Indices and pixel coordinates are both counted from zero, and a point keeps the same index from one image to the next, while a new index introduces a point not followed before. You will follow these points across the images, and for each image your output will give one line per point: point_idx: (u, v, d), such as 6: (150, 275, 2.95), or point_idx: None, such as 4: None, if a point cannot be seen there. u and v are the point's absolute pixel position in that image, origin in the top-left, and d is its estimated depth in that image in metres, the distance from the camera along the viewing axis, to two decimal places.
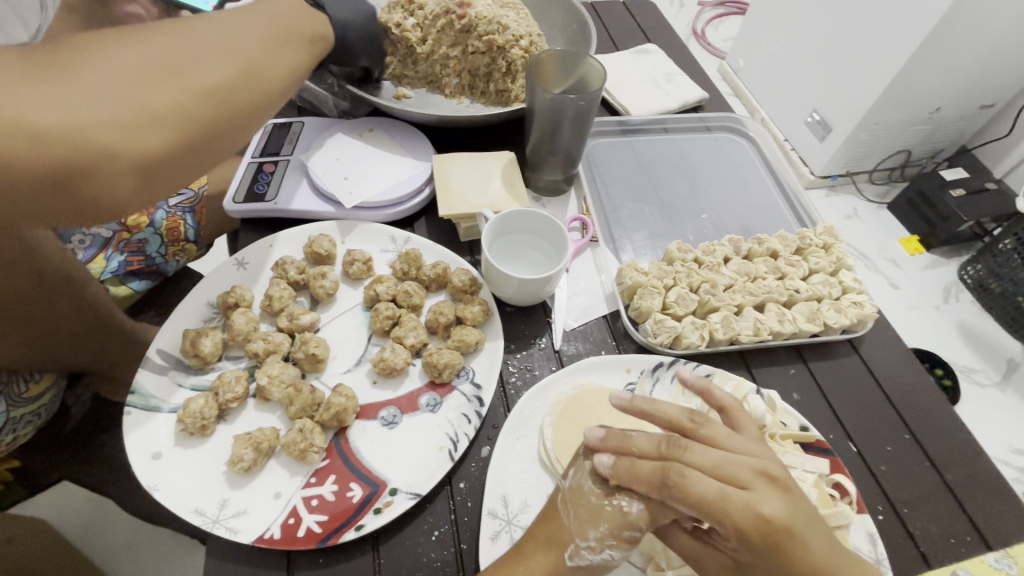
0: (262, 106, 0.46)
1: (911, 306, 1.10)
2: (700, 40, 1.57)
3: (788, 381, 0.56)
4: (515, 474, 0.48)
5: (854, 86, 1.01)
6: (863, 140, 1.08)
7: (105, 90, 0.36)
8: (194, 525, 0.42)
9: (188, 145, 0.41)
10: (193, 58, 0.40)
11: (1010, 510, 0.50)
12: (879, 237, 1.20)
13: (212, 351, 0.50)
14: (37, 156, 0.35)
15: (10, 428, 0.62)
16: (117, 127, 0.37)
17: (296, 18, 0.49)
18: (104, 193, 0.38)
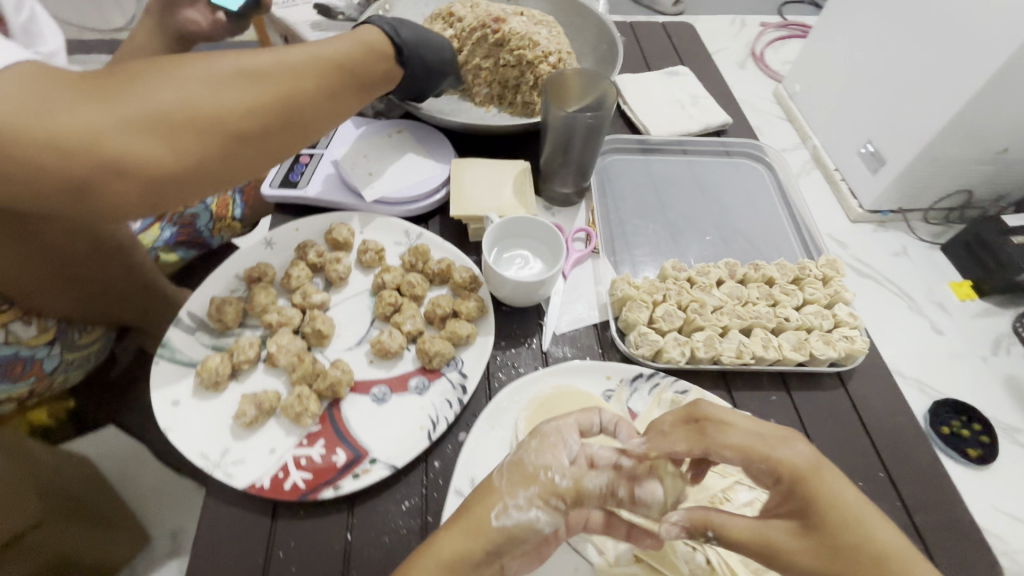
0: (284, 141, 0.50)
1: (956, 355, 0.94)
2: (758, 62, 1.55)
3: (768, 407, 0.57)
4: (485, 460, 0.51)
5: (911, 117, 0.94)
6: (921, 174, 0.98)
7: (137, 119, 0.41)
8: (197, 466, 0.48)
9: (203, 172, 0.45)
10: (229, 96, 0.45)
11: (978, 561, 0.49)
12: (929, 278, 1.04)
13: (233, 318, 0.56)
14: (64, 166, 0.40)
15: (61, 370, 0.71)
16: (138, 149, 0.41)
17: (343, 63, 0.53)
18: (118, 204, 0.43)
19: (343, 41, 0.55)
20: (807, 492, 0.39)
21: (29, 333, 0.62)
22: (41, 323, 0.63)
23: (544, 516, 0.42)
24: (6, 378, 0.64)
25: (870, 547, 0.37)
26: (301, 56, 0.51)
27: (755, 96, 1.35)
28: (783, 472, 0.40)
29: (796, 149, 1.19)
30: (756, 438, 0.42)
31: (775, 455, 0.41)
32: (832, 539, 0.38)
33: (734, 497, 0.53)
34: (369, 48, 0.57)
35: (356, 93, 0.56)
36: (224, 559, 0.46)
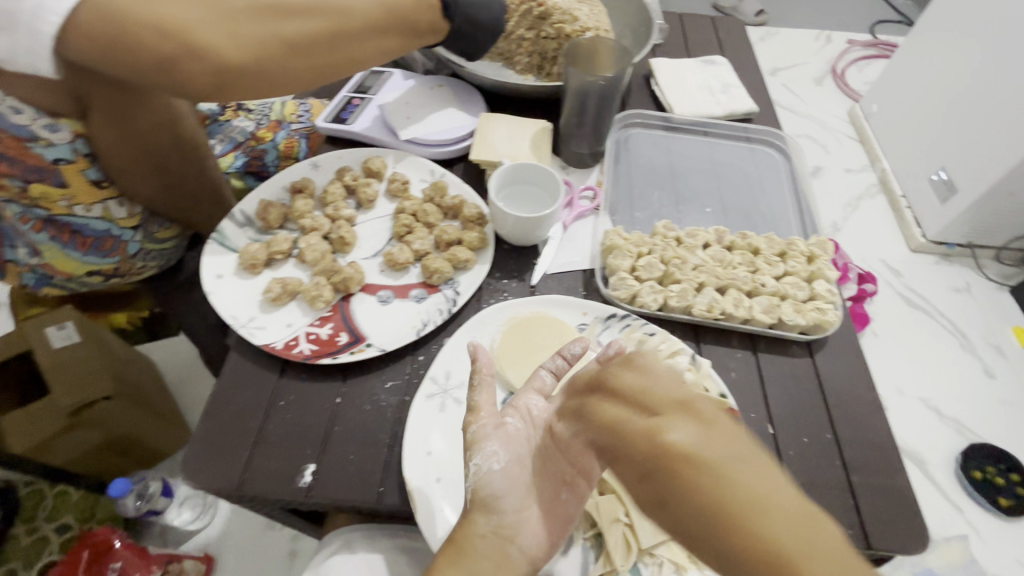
0: (331, 61, 0.60)
1: (1004, 400, 1.07)
2: (837, 78, 1.52)
3: (731, 362, 0.61)
4: (462, 360, 0.59)
5: (991, 145, 0.98)
6: (990, 207, 1.04)
7: (216, 20, 0.54)
8: (228, 324, 0.59)
9: (258, 71, 0.57)
10: (290, 15, 0.57)
11: (906, 527, 0.51)
12: (988, 319, 1.16)
13: (276, 218, 0.67)
14: (158, 44, 0.52)
15: (142, 258, 0.85)
16: (212, 42, 0.53)
17: (398, 10, 0.63)
18: (192, 83, 0.55)
19: None
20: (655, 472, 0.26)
21: (120, 213, 0.78)
22: (132, 208, 0.79)
23: (485, 462, 0.45)
24: (99, 251, 0.80)
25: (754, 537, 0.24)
26: None
27: (827, 113, 1.43)
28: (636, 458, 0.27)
29: (862, 171, 1.29)
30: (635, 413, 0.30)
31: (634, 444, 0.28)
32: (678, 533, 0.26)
33: None
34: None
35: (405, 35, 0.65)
36: (236, 398, 0.55)
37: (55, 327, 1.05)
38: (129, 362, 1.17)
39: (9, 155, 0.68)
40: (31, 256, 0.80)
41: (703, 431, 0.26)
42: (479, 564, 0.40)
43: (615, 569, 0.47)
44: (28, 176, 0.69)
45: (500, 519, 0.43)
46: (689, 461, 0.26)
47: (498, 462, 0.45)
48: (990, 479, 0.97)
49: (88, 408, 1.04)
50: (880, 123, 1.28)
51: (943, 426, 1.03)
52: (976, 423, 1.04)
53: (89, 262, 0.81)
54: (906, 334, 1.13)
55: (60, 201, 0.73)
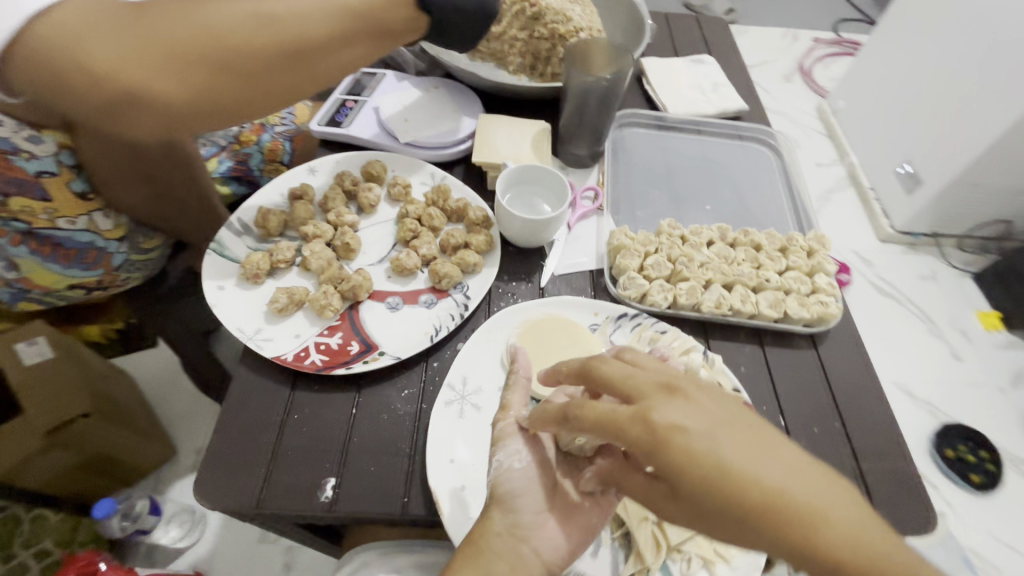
0: (283, 86, 0.56)
1: (972, 382, 1.14)
2: (805, 76, 1.57)
3: (741, 357, 0.62)
4: (478, 365, 0.58)
5: (950, 140, 1.03)
6: (956, 198, 1.09)
7: (146, 58, 0.50)
8: (235, 336, 0.57)
9: (198, 106, 0.53)
10: (223, 39, 0.51)
11: (915, 510, 0.53)
12: (956, 304, 1.22)
13: (276, 226, 0.65)
14: (96, 91, 0.51)
15: (125, 269, 0.82)
16: (140, 81, 0.50)
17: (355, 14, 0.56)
18: (140, 127, 0.54)
19: None
20: (662, 453, 0.33)
21: (106, 225, 0.75)
22: (117, 219, 0.76)
23: (506, 460, 0.47)
24: (82, 263, 0.76)
25: (753, 487, 0.31)
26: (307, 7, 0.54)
27: (796, 109, 1.48)
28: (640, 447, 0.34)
29: (832, 165, 1.30)
30: (621, 405, 0.36)
31: (630, 433, 0.34)
32: (697, 503, 0.32)
33: None
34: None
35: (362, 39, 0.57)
36: (247, 413, 0.53)
37: (23, 342, 0.93)
38: (112, 376, 1.14)
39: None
40: (6, 271, 0.74)
41: (685, 410, 0.34)
42: (492, 564, 0.42)
43: (646, 567, 0.47)
44: (6, 189, 0.65)
45: (515, 519, 0.45)
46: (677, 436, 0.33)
47: (520, 462, 0.47)
48: (962, 458, 1.03)
49: (65, 427, 1.01)
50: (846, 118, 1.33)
51: (917, 409, 1.08)
52: (950, 406, 1.10)
53: (71, 276, 0.77)
54: (884, 322, 1.17)
55: (42, 213, 0.69)
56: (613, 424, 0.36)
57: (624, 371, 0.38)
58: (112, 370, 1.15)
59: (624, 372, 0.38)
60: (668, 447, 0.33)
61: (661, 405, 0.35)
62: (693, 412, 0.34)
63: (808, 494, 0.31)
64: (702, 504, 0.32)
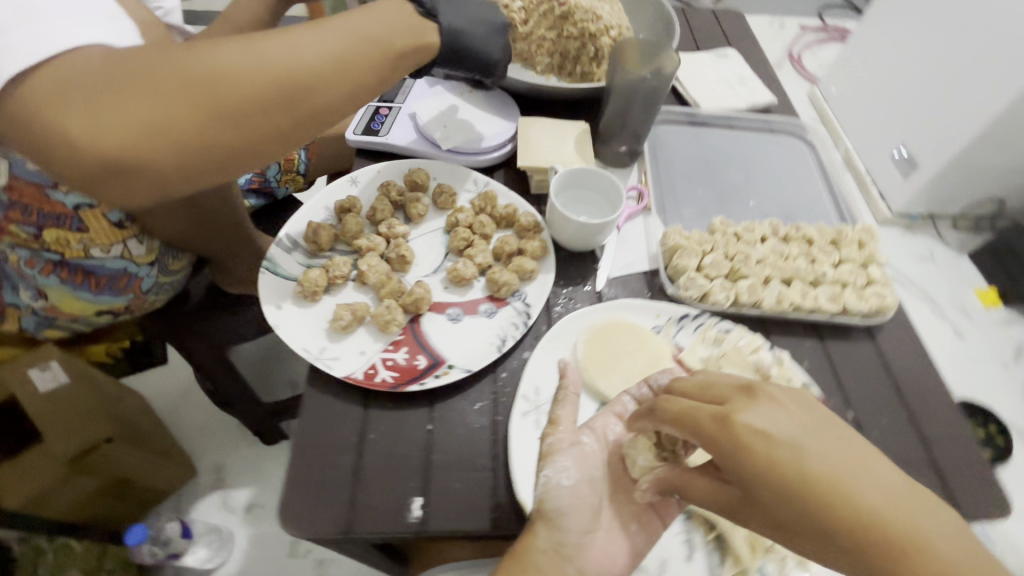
0: (293, 130, 0.48)
1: (970, 357, 1.15)
2: (794, 63, 1.58)
3: (803, 351, 0.63)
4: (549, 373, 0.58)
5: (944, 121, 1.04)
6: (951, 178, 1.10)
7: (125, 115, 0.40)
8: (301, 357, 0.55)
9: (197, 167, 0.44)
10: (221, 86, 0.42)
11: (987, 494, 0.55)
12: (956, 284, 1.23)
13: (327, 240, 0.64)
14: (69, 163, 0.41)
15: (155, 292, 0.80)
16: (126, 147, 0.40)
17: (366, 41, 0.50)
18: (128, 198, 0.44)
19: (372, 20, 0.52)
20: (746, 457, 0.36)
21: (138, 251, 0.72)
22: (150, 244, 0.73)
23: (554, 476, 0.48)
24: (112, 289, 0.73)
25: (836, 496, 0.34)
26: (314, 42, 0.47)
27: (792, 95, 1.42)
28: (717, 446, 0.38)
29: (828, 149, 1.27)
30: (703, 404, 0.40)
31: (708, 430, 0.38)
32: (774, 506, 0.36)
33: None
34: (410, 26, 0.54)
35: (387, 64, 0.51)
36: (323, 434, 0.52)
37: (37, 368, 0.84)
38: (130, 399, 1.10)
39: (24, 203, 0.62)
40: (35, 298, 0.72)
41: (770, 415, 0.37)
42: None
43: (745, 568, 0.48)
44: (41, 222, 0.63)
45: (562, 539, 0.47)
46: (761, 439, 0.36)
47: (568, 478, 0.48)
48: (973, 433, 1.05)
49: (88, 454, 0.98)
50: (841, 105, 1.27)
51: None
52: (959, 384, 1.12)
53: (101, 303, 0.74)
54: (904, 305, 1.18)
55: (76, 244, 0.66)
56: (694, 422, 0.39)
57: (699, 382, 0.43)
58: (129, 393, 1.11)
59: (696, 383, 0.43)
60: (748, 451, 0.36)
61: (745, 409, 0.38)
62: (775, 419, 0.37)
63: (883, 501, 0.33)
64: (780, 507, 0.35)
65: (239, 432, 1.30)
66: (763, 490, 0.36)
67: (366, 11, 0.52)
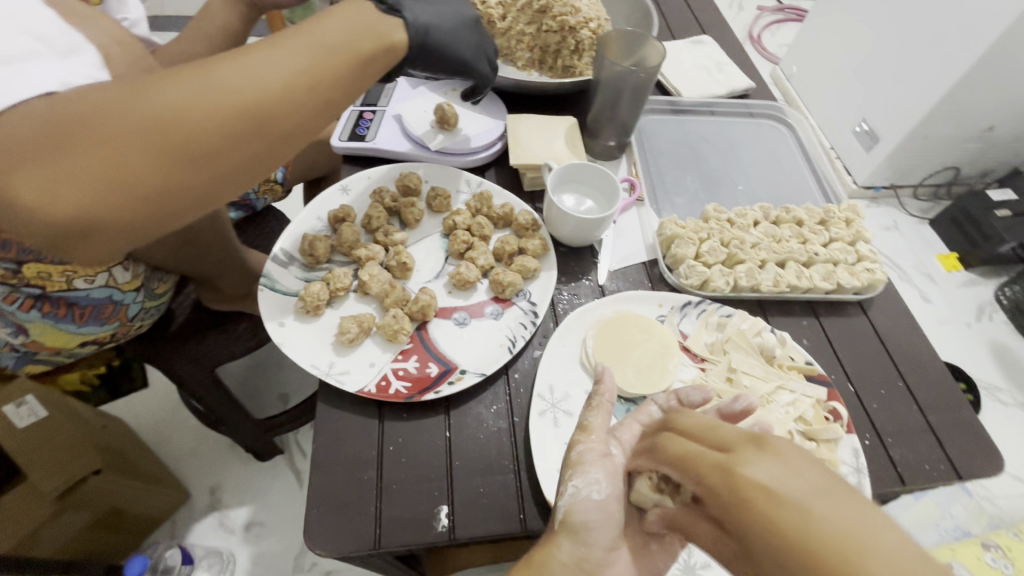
0: (273, 152, 0.43)
1: (941, 321, 1.21)
2: (755, 44, 1.61)
3: (802, 330, 0.65)
4: (561, 371, 0.58)
5: (905, 97, 1.07)
6: (910, 151, 1.14)
7: (86, 170, 0.36)
8: (311, 374, 0.54)
9: (176, 210, 0.40)
10: (185, 120, 0.37)
11: (982, 452, 0.58)
12: (918, 251, 1.29)
13: (325, 252, 0.62)
14: (34, 228, 0.37)
15: (140, 316, 0.77)
16: (94, 206, 0.36)
17: (341, 47, 0.44)
18: (107, 250, 0.41)
19: (343, 20, 0.46)
20: (734, 515, 0.27)
21: (124, 278, 0.69)
22: (135, 269, 0.70)
23: (583, 487, 0.45)
24: (97, 319, 0.70)
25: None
26: (285, 54, 0.42)
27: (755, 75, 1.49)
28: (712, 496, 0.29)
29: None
30: (710, 450, 0.32)
31: (705, 480, 0.30)
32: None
33: (778, 399, 0.57)
34: (377, 23, 0.48)
35: (358, 70, 0.45)
36: (342, 450, 0.52)
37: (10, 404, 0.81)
38: (114, 426, 1.06)
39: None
40: (13, 335, 0.67)
41: (781, 468, 0.27)
42: None
43: None
44: (21, 257, 0.59)
45: (586, 552, 0.43)
46: (761, 497, 0.27)
47: (599, 493, 0.45)
48: None
49: (77, 488, 0.93)
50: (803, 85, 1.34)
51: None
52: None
53: (85, 333, 0.71)
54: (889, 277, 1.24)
55: (60, 277, 0.63)
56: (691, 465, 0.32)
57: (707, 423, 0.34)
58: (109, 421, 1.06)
59: (706, 425, 0.34)
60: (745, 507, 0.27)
61: (751, 459, 0.28)
62: (786, 473, 0.27)
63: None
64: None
65: (230, 450, 1.27)
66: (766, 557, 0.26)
67: (329, 12, 0.46)
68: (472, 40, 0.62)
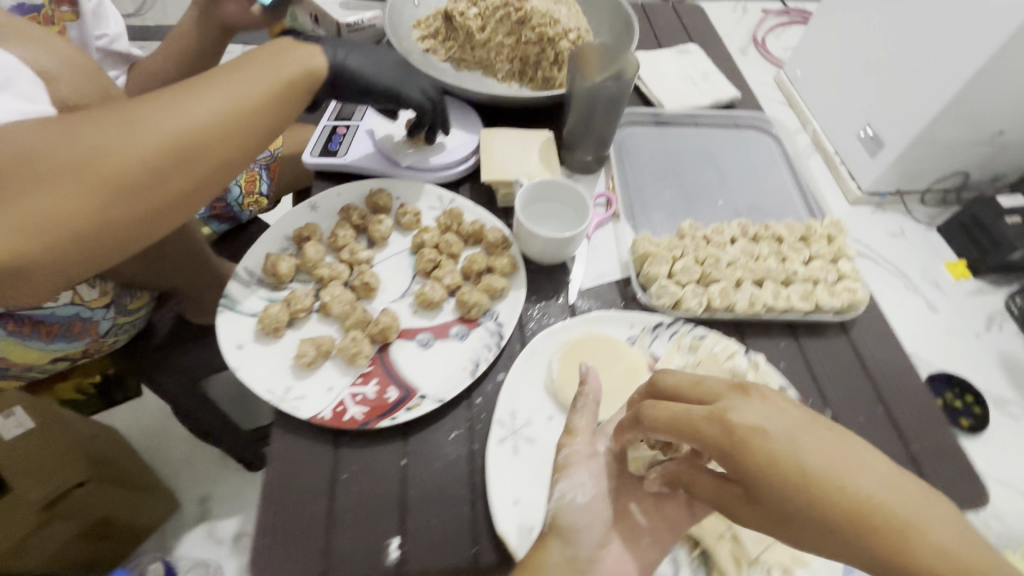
0: (204, 183, 0.49)
1: (949, 331, 1.04)
2: (761, 44, 1.41)
3: (779, 352, 0.62)
4: (524, 395, 0.57)
5: (908, 99, 0.97)
6: (916, 156, 1.03)
7: (24, 210, 0.40)
8: (265, 400, 0.53)
9: (113, 241, 0.45)
10: (119, 158, 0.43)
11: (965, 482, 0.55)
12: (925, 257, 1.12)
13: (288, 272, 0.61)
14: None
15: (113, 332, 0.78)
16: (33, 242, 0.41)
17: (262, 89, 0.51)
18: (44, 287, 0.44)
19: (261, 64, 0.53)
20: (736, 456, 0.35)
21: (92, 295, 0.71)
22: (103, 287, 0.72)
23: (570, 491, 0.47)
24: (65, 336, 0.71)
25: (838, 493, 0.33)
26: (211, 97, 0.48)
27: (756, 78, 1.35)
28: (715, 448, 0.36)
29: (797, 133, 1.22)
30: (696, 405, 0.38)
31: (704, 432, 0.37)
32: (776, 505, 0.35)
33: None
34: (290, 62, 0.55)
35: (276, 106, 0.53)
36: (296, 477, 0.51)
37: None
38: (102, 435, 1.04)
39: None
40: None
41: (760, 410, 0.36)
42: None
43: None
44: None
45: (576, 550, 0.44)
46: (754, 438, 0.35)
47: (583, 493, 0.47)
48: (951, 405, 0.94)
49: (62, 500, 0.90)
50: (809, 89, 1.21)
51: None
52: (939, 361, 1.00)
53: (55, 351, 0.71)
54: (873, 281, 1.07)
55: None
56: (688, 425, 0.38)
57: (687, 382, 0.41)
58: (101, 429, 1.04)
59: (689, 382, 0.41)
60: (747, 446, 0.35)
61: (737, 406, 0.37)
62: (769, 414, 0.36)
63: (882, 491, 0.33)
64: (776, 505, 0.35)
65: (218, 460, 1.26)
66: (766, 489, 0.35)
67: (247, 60, 0.53)
68: (401, 74, 0.66)
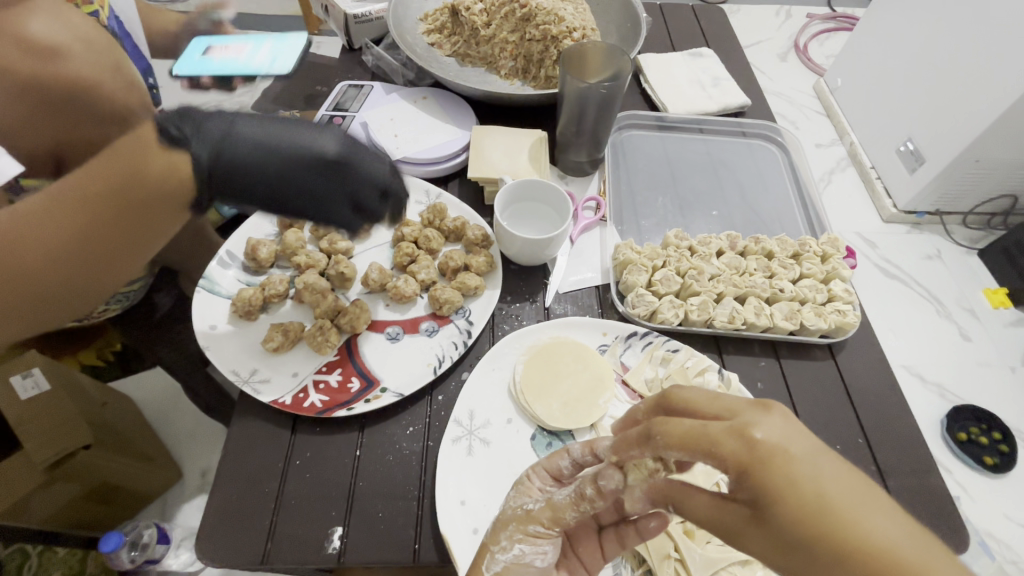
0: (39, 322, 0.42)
1: (979, 362, 0.93)
2: (801, 54, 1.29)
3: (757, 372, 0.60)
4: (484, 396, 0.56)
5: (952, 112, 0.86)
6: (961, 178, 0.91)
7: None
8: (229, 381, 0.54)
9: None
10: None
11: (946, 528, 0.51)
12: (961, 283, 1.00)
13: (267, 257, 0.62)
14: None
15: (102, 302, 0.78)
16: None
17: (109, 214, 0.40)
18: None
19: (111, 176, 0.40)
20: (754, 477, 0.29)
21: None
22: None
23: (529, 553, 0.43)
24: None
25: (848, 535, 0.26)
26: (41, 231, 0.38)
27: (791, 87, 1.23)
28: (736, 465, 0.30)
29: (832, 146, 1.11)
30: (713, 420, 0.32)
31: (723, 445, 0.30)
32: (787, 535, 0.28)
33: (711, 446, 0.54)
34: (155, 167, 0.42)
35: (126, 234, 0.42)
36: (249, 458, 0.52)
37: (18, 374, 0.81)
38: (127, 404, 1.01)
39: None
40: None
41: (786, 429, 0.29)
42: None
43: None
44: None
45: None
46: (778, 455, 0.28)
47: (543, 562, 0.43)
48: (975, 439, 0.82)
49: (65, 461, 0.83)
50: (848, 99, 1.11)
51: (927, 394, 0.88)
52: (977, 394, 0.90)
53: None
54: (888, 304, 0.94)
55: None
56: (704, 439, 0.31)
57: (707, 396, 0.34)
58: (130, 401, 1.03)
59: (708, 395, 0.35)
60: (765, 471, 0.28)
61: (760, 421, 0.30)
62: (791, 433, 0.29)
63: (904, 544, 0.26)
64: (791, 541, 0.28)
65: None
66: (777, 516, 0.28)
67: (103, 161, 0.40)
68: (321, 190, 0.51)
